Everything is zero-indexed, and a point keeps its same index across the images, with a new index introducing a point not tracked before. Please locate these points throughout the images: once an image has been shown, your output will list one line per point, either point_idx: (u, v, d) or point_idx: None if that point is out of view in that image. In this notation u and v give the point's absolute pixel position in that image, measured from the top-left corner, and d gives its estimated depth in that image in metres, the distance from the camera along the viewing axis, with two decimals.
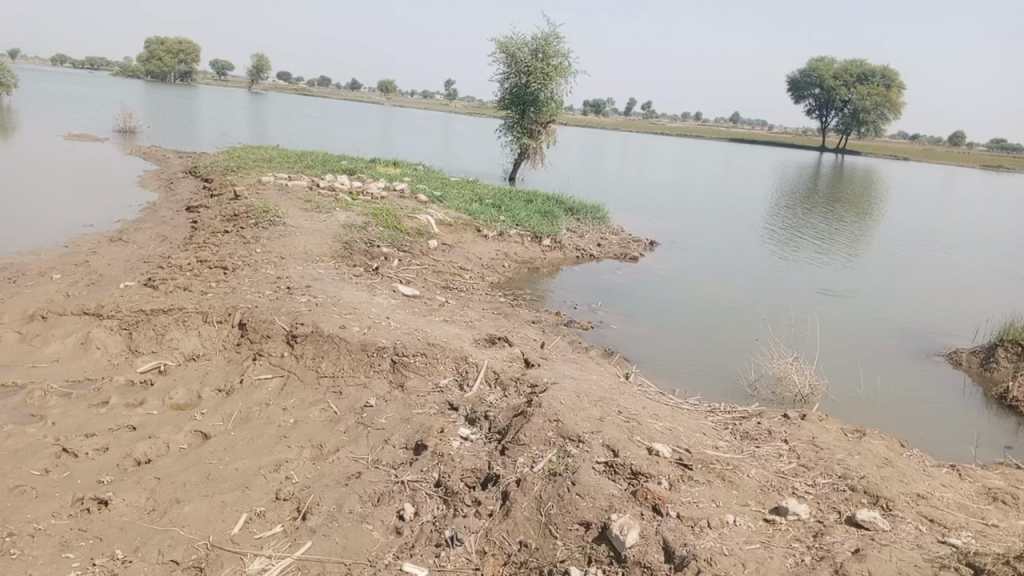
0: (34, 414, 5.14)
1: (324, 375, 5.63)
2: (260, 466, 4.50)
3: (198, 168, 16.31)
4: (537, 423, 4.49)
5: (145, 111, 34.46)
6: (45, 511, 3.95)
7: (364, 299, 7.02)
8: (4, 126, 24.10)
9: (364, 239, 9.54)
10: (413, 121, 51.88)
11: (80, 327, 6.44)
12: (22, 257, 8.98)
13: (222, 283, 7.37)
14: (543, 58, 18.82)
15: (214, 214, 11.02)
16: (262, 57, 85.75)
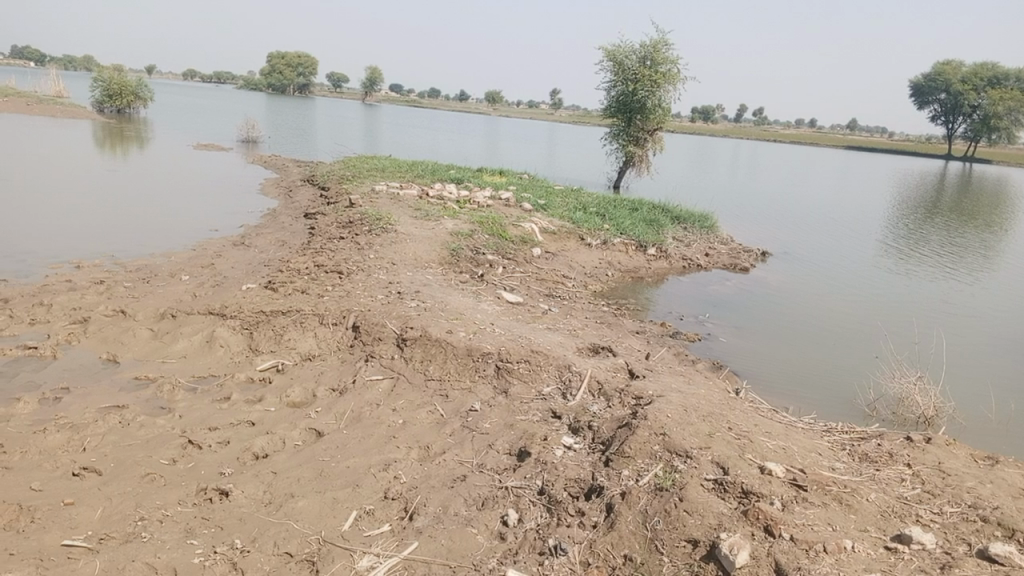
0: (164, 406, 5.46)
1: (431, 379, 5.73)
2: (370, 465, 4.61)
3: (315, 177, 17.00)
4: (643, 436, 4.40)
5: (268, 123, 36.24)
6: (172, 499, 4.19)
7: (469, 305, 7.10)
8: (142, 137, 25.90)
9: (471, 246, 9.67)
10: (520, 130, 52.36)
11: (206, 326, 6.81)
12: (155, 258, 9.59)
13: (337, 287, 7.64)
14: (651, 66, 18.52)
15: (330, 221, 11.45)
16: (376, 71, 89.01)
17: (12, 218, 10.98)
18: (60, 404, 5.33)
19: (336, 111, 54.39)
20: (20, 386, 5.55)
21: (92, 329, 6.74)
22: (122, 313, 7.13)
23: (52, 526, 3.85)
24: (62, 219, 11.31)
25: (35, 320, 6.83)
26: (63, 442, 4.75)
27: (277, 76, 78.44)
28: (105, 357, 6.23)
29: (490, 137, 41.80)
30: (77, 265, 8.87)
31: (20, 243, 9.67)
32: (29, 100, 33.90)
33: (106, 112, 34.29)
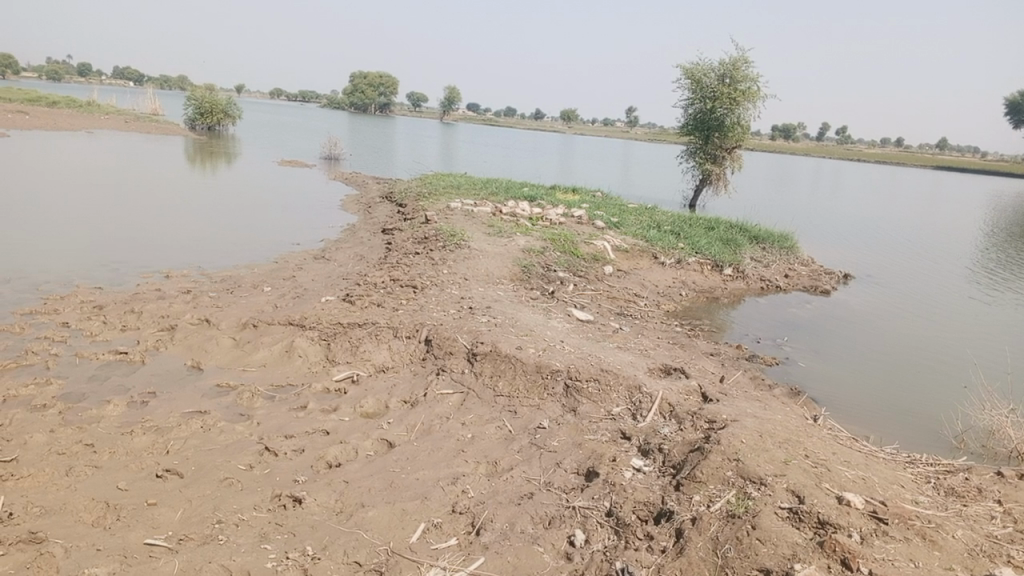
0: (243, 413, 5.64)
1: (501, 395, 5.75)
2: (439, 478, 4.65)
3: (393, 193, 17.34)
4: (715, 461, 4.31)
5: (350, 141, 37.28)
6: (249, 504, 4.32)
7: (540, 322, 7.10)
8: (230, 154, 26.99)
9: (542, 263, 9.68)
10: (595, 148, 52.32)
11: (285, 336, 7.02)
12: (240, 270, 9.95)
13: (412, 301, 7.77)
14: (730, 83, 18.28)
15: (407, 237, 11.67)
16: (455, 90, 90.80)
17: (109, 230, 11.55)
18: (147, 407, 5.57)
19: (414, 130, 55.50)
20: (111, 389, 5.83)
21: (179, 336, 7.03)
22: (206, 322, 7.41)
23: (136, 525, 4.01)
24: (154, 231, 11.85)
25: (126, 327, 7.17)
26: (149, 444, 4.96)
27: (358, 94, 80.70)
28: (190, 363, 6.49)
29: (565, 155, 41.94)
30: (167, 275, 9.29)
31: (116, 254, 10.17)
32: (128, 117, 35.79)
33: (197, 129, 35.84)
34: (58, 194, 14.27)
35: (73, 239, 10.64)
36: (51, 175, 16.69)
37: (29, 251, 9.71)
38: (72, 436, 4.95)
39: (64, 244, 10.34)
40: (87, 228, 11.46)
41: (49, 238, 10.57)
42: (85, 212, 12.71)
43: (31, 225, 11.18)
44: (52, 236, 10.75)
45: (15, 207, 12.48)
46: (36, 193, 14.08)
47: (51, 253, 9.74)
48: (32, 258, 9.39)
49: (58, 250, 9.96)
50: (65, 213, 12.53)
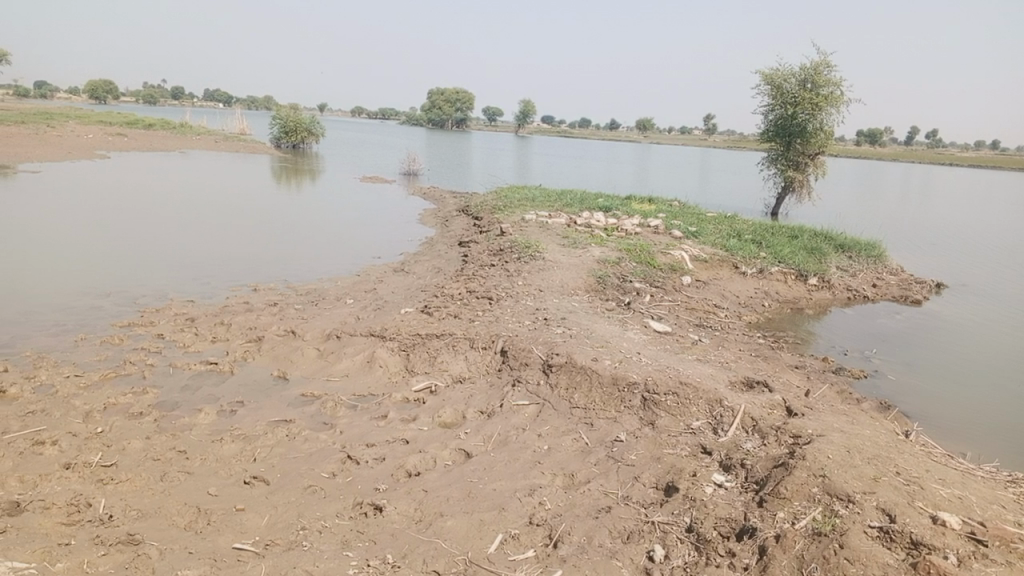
0: (327, 422, 5.78)
1: (577, 407, 5.72)
2: (516, 490, 4.66)
3: (469, 207, 17.52)
4: (800, 477, 4.18)
5: (428, 156, 37.93)
6: (332, 511, 4.43)
7: (616, 333, 7.04)
8: (314, 171, 27.85)
9: (618, 274, 9.61)
10: (672, 158, 51.70)
11: (366, 347, 7.18)
12: (323, 283, 10.24)
13: (488, 312, 7.84)
14: (813, 88, 17.78)
15: (483, 249, 11.78)
16: (529, 104, 91.57)
17: (194, 246, 11.95)
18: (235, 416, 5.78)
19: (490, 144, 56.08)
20: (202, 398, 6.07)
21: (266, 347, 7.28)
22: (291, 333, 7.65)
23: (225, 529, 4.17)
24: (237, 248, 12.18)
25: (217, 338, 7.47)
26: (238, 451, 5.15)
27: (436, 109, 82.25)
28: (276, 374, 6.71)
29: (642, 165, 41.59)
30: (255, 288, 9.64)
31: (200, 269, 10.51)
32: (218, 138, 37.43)
33: (283, 148, 37.14)
34: (148, 213, 14.87)
35: (160, 256, 11.03)
36: (141, 195, 17.42)
37: (119, 268, 10.11)
38: (167, 443, 5.18)
39: (152, 260, 10.72)
40: (172, 245, 11.87)
41: (136, 255, 10.98)
42: (174, 230, 13.19)
43: (123, 243, 11.65)
44: (141, 253, 11.17)
45: (107, 226, 13.04)
46: (128, 212, 14.72)
47: (140, 269, 10.13)
48: (121, 274, 9.78)
49: (143, 267, 10.31)
50: (154, 230, 13.02)
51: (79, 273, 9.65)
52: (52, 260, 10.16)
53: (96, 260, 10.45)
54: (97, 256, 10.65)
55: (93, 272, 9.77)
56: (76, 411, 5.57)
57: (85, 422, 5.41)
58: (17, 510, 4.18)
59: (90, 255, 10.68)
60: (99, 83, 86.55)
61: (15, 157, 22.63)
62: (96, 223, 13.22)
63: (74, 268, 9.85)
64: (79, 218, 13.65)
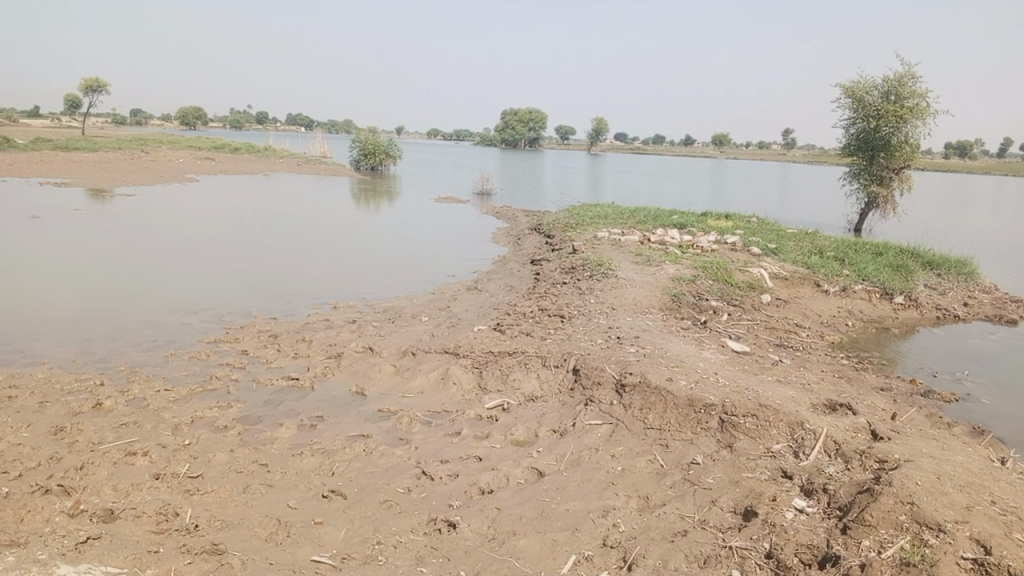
0: (402, 437, 5.87)
1: (651, 428, 5.64)
2: (589, 510, 4.62)
3: (541, 225, 17.58)
4: (887, 504, 4.01)
5: (502, 176, 38.27)
6: (406, 527, 4.48)
7: (692, 353, 6.93)
8: (391, 192, 28.46)
9: (693, 292, 9.46)
10: (749, 174, 50.70)
11: (440, 365, 7.27)
12: (399, 301, 10.42)
13: (560, 331, 7.83)
14: (896, 100, 17.20)
15: (556, 267, 11.78)
16: (602, 122, 91.65)
17: (270, 266, 12.26)
18: (315, 431, 5.92)
19: (564, 163, 56.17)
20: (283, 413, 6.25)
21: (344, 363, 7.45)
22: (369, 350, 7.82)
23: (304, 542, 4.27)
24: (310, 267, 12.45)
25: (298, 354, 7.70)
26: (317, 465, 5.28)
27: (510, 129, 83.20)
28: (354, 390, 6.84)
29: (718, 181, 40.94)
30: (334, 306, 9.90)
31: (276, 288, 10.79)
32: (300, 161, 38.71)
33: (361, 170, 38.13)
34: (227, 234, 15.32)
35: (238, 276, 11.35)
36: (222, 217, 18.00)
37: (199, 287, 10.45)
38: (250, 456, 5.36)
39: (229, 280, 11.04)
40: (250, 265, 12.19)
41: (219, 274, 11.35)
42: (250, 250, 13.55)
43: (204, 263, 12.03)
44: (220, 272, 11.52)
45: (189, 247, 13.50)
46: (208, 233, 15.19)
47: (218, 289, 10.44)
48: (202, 294, 10.10)
49: (222, 286, 10.62)
50: (232, 250, 13.41)
51: (161, 292, 9.99)
52: (138, 280, 10.57)
53: (178, 279, 10.82)
54: (179, 276, 11.03)
55: (175, 291, 10.11)
56: (166, 424, 5.81)
57: (174, 434, 5.64)
58: (111, 517, 4.39)
59: (172, 275, 11.07)
60: (190, 109, 90.73)
61: (113, 181, 23.97)
62: (178, 244, 13.70)
63: (156, 288, 10.20)
64: (163, 239, 14.17)
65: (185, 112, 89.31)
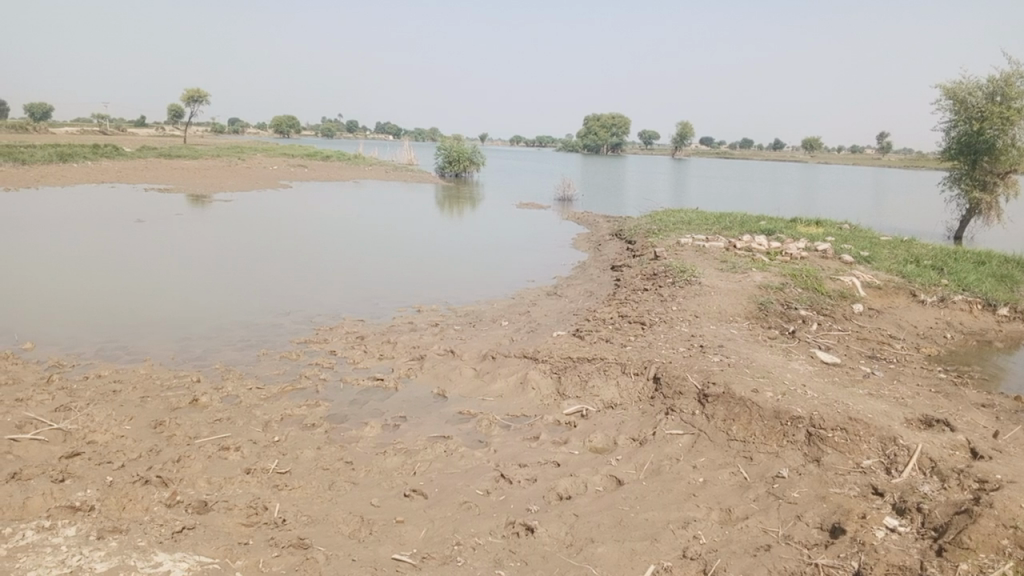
0: (482, 440, 5.94)
1: (734, 439, 5.52)
2: (670, 521, 4.57)
3: (623, 230, 17.45)
4: (987, 527, 3.81)
5: (585, 181, 38.20)
6: (486, 529, 4.53)
7: (779, 363, 6.76)
8: (474, 198, 28.76)
9: (781, 300, 9.22)
10: (840, 178, 49.04)
11: (520, 369, 7.32)
12: (480, 305, 10.53)
13: (640, 338, 7.76)
14: (1002, 102, 16.34)
15: (637, 273, 11.68)
16: (687, 126, 90.40)
17: (355, 270, 12.60)
18: (397, 431, 6.05)
19: (648, 168, 55.63)
20: (368, 412, 6.41)
21: (427, 365, 7.59)
22: (450, 353, 7.94)
23: (386, 540, 4.37)
24: (392, 271, 12.68)
25: (383, 355, 7.89)
26: (399, 464, 5.40)
27: (593, 135, 83.08)
28: (435, 392, 6.96)
29: (809, 186, 39.72)
30: (417, 309, 10.09)
31: (360, 291, 11.08)
32: (387, 168, 39.61)
33: (445, 176, 38.71)
34: (313, 238, 15.77)
35: (324, 279, 11.71)
36: (310, 222, 18.57)
37: (286, 289, 10.82)
38: (336, 453, 5.52)
39: (319, 283, 11.38)
40: (334, 269, 12.53)
41: (309, 277, 11.73)
42: (337, 254, 13.95)
43: (292, 267, 12.44)
44: (306, 275, 11.89)
45: (276, 251, 13.97)
46: (295, 238, 15.69)
47: (304, 291, 10.79)
48: (289, 295, 10.47)
49: (307, 288, 10.95)
50: (319, 254, 13.82)
51: (252, 294, 10.39)
52: (228, 282, 10.98)
53: (267, 282, 11.20)
54: (268, 278, 11.44)
55: (265, 293, 10.51)
56: (256, 420, 6.05)
57: (265, 430, 5.87)
58: (205, 508, 4.60)
59: (261, 278, 11.48)
60: (284, 118, 94.17)
61: (212, 187, 25.14)
62: (267, 248, 14.20)
63: (246, 290, 10.60)
64: (252, 242, 14.70)
65: (281, 121, 92.49)
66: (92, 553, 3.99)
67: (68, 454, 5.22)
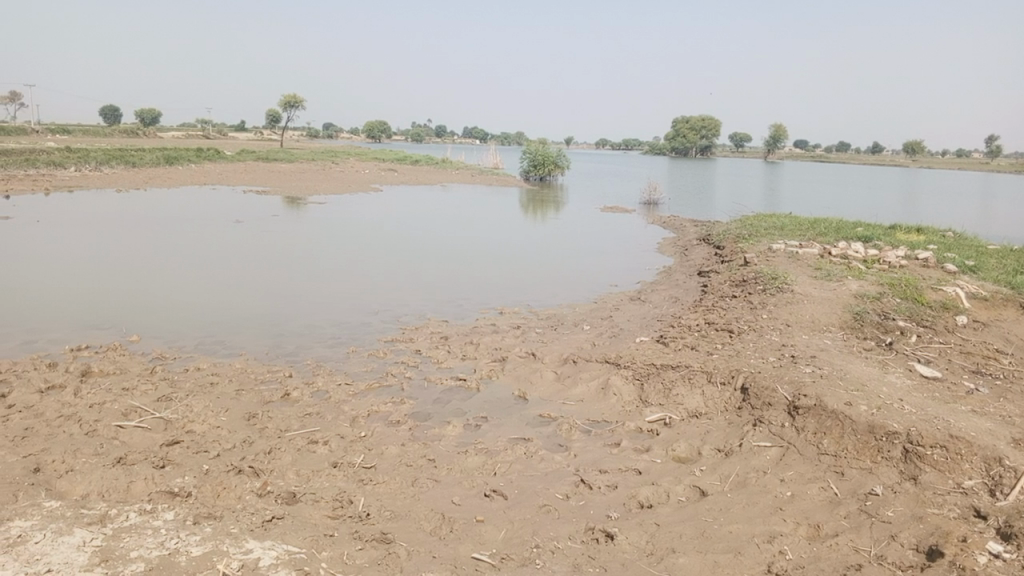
0: (562, 444, 5.93)
1: (825, 454, 5.33)
2: (754, 534, 4.45)
3: (712, 235, 17.07)
4: None
5: (673, 185, 37.65)
6: (565, 533, 4.52)
7: (875, 376, 6.48)
8: (559, 202, 28.77)
9: (878, 310, 8.83)
10: (946, 183, 46.64)
11: (602, 374, 7.28)
12: (562, 308, 10.53)
13: (727, 346, 7.60)
14: None
15: (725, 279, 11.45)
16: (780, 129, 88.03)
17: (441, 272, 12.76)
18: (479, 430, 6.11)
19: (737, 171, 54.37)
20: (451, 411, 6.50)
21: (509, 367, 7.63)
22: (532, 355, 7.97)
23: (466, 538, 4.43)
24: (475, 274, 12.79)
25: (465, 355, 7.98)
26: (480, 464, 5.45)
27: (681, 138, 81.78)
28: (516, 393, 7.00)
29: (912, 191, 37.95)
30: (500, 311, 10.16)
31: (447, 292, 11.25)
32: (474, 172, 40.06)
33: (530, 180, 38.87)
34: (399, 241, 16.02)
35: (412, 280, 11.91)
36: (396, 223, 18.94)
37: (375, 290, 11.04)
38: (418, 450, 5.62)
39: (403, 284, 11.57)
40: (420, 271, 12.70)
41: (395, 279, 11.94)
42: (421, 256, 14.17)
43: (376, 268, 12.72)
44: (394, 277, 12.12)
45: (363, 252, 14.25)
46: (383, 240, 15.98)
47: (393, 291, 11.01)
48: (378, 296, 10.70)
49: (392, 289, 11.14)
50: (403, 256, 14.08)
51: (335, 295, 10.57)
52: (316, 282, 11.27)
53: (353, 283, 11.46)
54: (355, 279, 11.70)
55: (353, 293, 10.74)
56: (344, 415, 6.23)
57: (351, 425, 6.03)
58: (294, 500, 4.76)
59: (347, 278, 11.76)
60: (376, 123, 96.77)
61: (306, 190, 25.99)
62: (356, 249, 14.52)
63: (331, 290, 10.82)
64: (342, 244, 15.04)
65: (374, 126, 95.46)
66: (188, 537, 4.19)
67: (168, 442, 5.49)
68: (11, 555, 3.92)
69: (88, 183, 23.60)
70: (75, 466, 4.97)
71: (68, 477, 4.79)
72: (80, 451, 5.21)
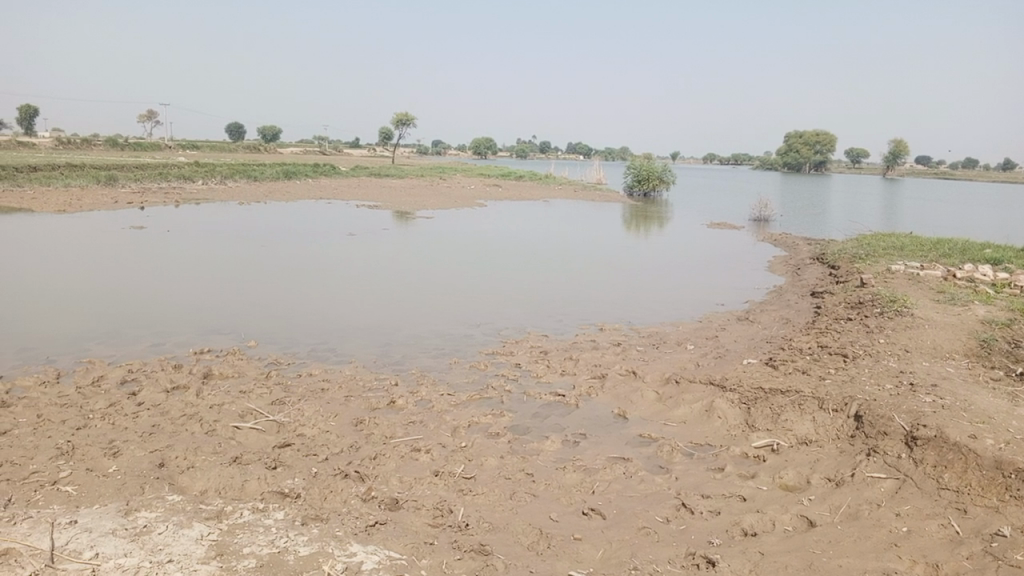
0: (663, 466, 5.85)
1: (946, 488, 5.03)
2: (865, 570, 4.26)
3: (825, 255, 16.42)
4: None
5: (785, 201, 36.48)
6: (664, 557, 4.46)
7: (1003, 407, 6.07)
8: (665, 218, 28.40)
9: (1008, 337, 8.27)
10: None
11: (706, 396, 7.14)
12: (665, 326, 10.40)
13: (840, 371, 7.30)
14: None
15: (838, 301, 11.00)
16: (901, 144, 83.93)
17: (539, 286, 12.79)
18: (578, 447, 6.11)
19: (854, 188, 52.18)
20: (550, 427, 6.53)
21: (609, 385, 7.61)
22: (633, 374, 7.91)
23: (563, 555, 4.44)
24: (573, 289, 12.75)
25: (565, 371, 8.00)
26: (579, 481, 5.46)
27: (794, 153, 79.08)
28: (617, 412, 6.96)
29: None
30: (601, 327, 10.14)
31: (545, 307, 11.26)
32: (579, 188, 40.09)
33: (634, 196, 38.58)
34: (501, 255, 16.19)
35: (511, 294, 11.98)
36: (498, 238, 19.16)
37: (473, 303, 11.17)
38: (517, 464, 5.68)
39: (499, 298, 11.65)
40: (520, 285, 12.78)
41: (493, 293, 12.06)
42: (520, 270, 14.29)
43: (475, 281, 12.89)
44: (494, 290, 12.25)
45: (464, 266, 14.48)
46: (488, 254, 16.17)
47: (494, 305, 11.13)
48: (480, 309, 10.86)
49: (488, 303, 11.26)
50: (503, 270, 14.24)
51: (434, 307, 10.76)
52: (417, 295, 11.52)
53: (452, 295, 11.65)
54: (455, 292, 11.91)
55: (451, 306, 10.90)
56: (446, 425, 6.37)
57: (452, 435, 6.15)
58: (396, 506, 4.90)
59: (447, 290, 11.97)
60: (483, 140, 98.60)
61: (414, 204, 26.73)
62: (457, 263, 14.77)
63: (429, 303, 11.03)
64: (446, 258, 15.34)
65: (480, 142, 97.28)
66: (297, 537, 4.39)
67: (280, 444, 5.77)
68: (137, 543, 4.22)
69: (214, 196, 25.10)
70: (196, 463, 5.31)
71: (189, 472, 5.12)
72: (200, 449, 5.56)
